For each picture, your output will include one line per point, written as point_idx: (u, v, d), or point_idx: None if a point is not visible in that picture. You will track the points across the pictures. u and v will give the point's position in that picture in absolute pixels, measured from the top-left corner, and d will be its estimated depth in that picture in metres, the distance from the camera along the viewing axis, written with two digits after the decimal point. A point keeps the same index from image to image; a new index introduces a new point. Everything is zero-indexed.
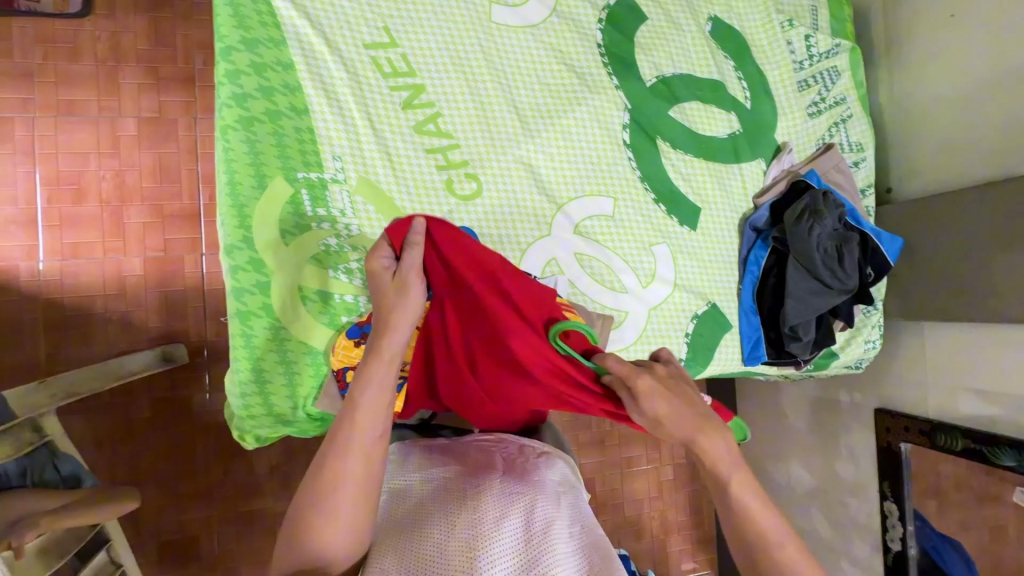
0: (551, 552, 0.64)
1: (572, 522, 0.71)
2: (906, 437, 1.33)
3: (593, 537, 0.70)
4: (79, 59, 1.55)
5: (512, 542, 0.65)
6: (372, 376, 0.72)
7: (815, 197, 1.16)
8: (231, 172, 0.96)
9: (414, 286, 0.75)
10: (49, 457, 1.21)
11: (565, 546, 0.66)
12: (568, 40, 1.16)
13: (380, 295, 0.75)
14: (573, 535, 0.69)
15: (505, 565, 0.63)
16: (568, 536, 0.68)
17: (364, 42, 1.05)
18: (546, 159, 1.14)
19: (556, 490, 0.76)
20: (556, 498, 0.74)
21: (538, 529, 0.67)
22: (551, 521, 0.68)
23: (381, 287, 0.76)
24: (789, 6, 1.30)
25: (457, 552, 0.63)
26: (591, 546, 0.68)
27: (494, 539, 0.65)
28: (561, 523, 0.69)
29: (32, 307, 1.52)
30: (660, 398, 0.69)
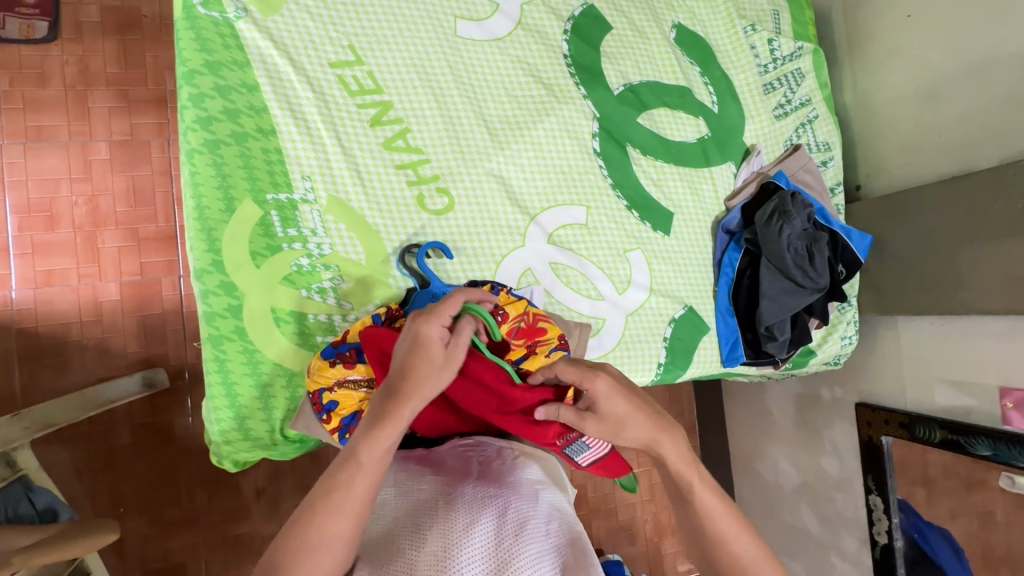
0: (524, 552, 0.65)
1: (547, 521, 0.72)
2: (886, 430, 1.35)
3: (567, 534, 0.71)
4: (47, 84, 1.54)
5: (484, 545, 0.66)
6: (381, 433, 0.66)
7: (783, 198, 1.18)
8: (199, 197, 0.96)
9: (456, 352, 0.70)
10: (25, 492, 1.20)
11: (539, 545, 0.67)
12: (535, 52, 1.17)
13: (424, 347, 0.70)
14: (547, 533, 0.70)
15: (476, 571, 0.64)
16: (544, 535, 0.69)
17: (329, 61, 1.05)
18: (517, 171, 1.14)
19: (532, 489, 0.77)
20: (531, 498, 0.74)
21: (511, 530, 0.68)
22: (524, 521, 0.69)
23: (427, 356, 0.68)
24: (751, 11, 1.33)
25: (428, 562, 0.64)
26: (564, 543, 0.70)
27: (467, 545, 0.65)
28: (535, 523, 0.70)
29: (5, 337, 1.49)
30: (622, 400, 0.66)
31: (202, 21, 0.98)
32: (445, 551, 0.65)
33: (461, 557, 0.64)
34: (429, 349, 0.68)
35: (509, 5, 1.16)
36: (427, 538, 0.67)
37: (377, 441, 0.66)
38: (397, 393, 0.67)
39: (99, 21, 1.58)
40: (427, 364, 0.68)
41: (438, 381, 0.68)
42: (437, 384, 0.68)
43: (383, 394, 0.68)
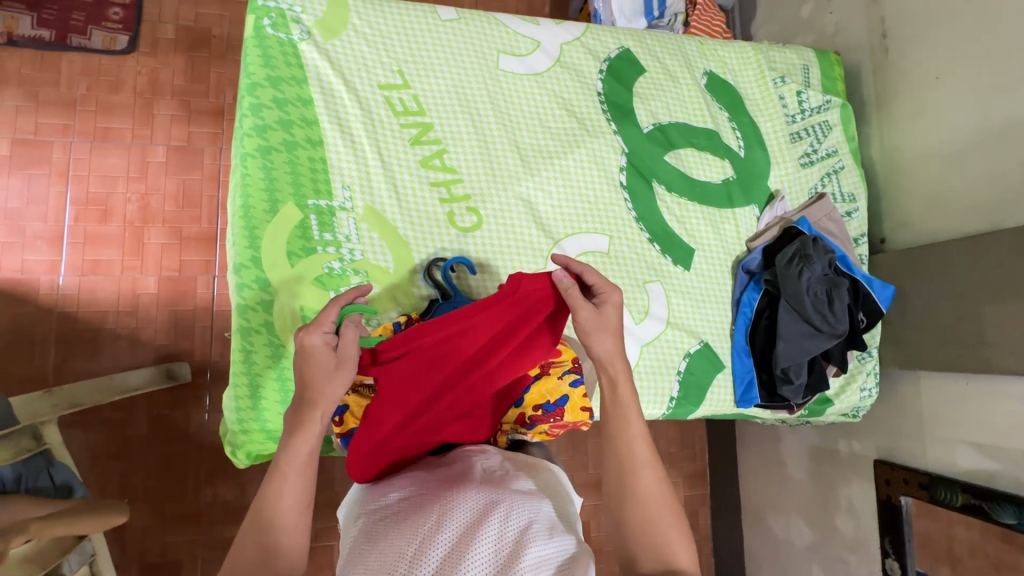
0: (522, 559, 0.66)
1: (547, 527, 0.72)
2: (906, 490, 1.31)
3: (567, 540, 0.72)
4: (119, 91, 1.68)
5: (485, 553, 0.67)
6: (295, 442, 0.75)
7: (805, 243, 1.19)
8: (246, 197, 1.03)
9: (349, 351, 0.78)
10: (46, 465, 1.24)
11: (538, 552, 0.68)
12: (571, 88, 1.24)
13: (316, 372, 0.76)
14: (549, 539, 0.70)
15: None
16: (544, 541, 0.70)
17: (379, 83, 1.13)
18: (545, 197, 1.19)
19: (534, 498, 0.77)
20: (532, 505, 0.75)
21: (511, 537, 0.69)
22: (526, 525, 0.70)
23: (316, 362, 0.76)
24: (781, 64, 1.38)
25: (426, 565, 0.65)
26: (567, 549, 0.70)
27: (466, 547, 0.67)
28: (536, 529, 0.71)
29: (47, 319, 1.57)
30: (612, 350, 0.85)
31: (269, 40, 1.08)
32: (444, 553, 0.66)
33: (459, 558, 0.66)
34: (315, 357, 0.76)
35: (549, 43, 1.24)
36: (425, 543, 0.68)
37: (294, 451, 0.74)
38: (298, 403, 0.76)
39: (173, 39, 1.73)
40: (318, 370, 0.76)
41: (338, 378, 0.77)
42: (339, 382, 0.77)
43: (292, 410, 0.76)
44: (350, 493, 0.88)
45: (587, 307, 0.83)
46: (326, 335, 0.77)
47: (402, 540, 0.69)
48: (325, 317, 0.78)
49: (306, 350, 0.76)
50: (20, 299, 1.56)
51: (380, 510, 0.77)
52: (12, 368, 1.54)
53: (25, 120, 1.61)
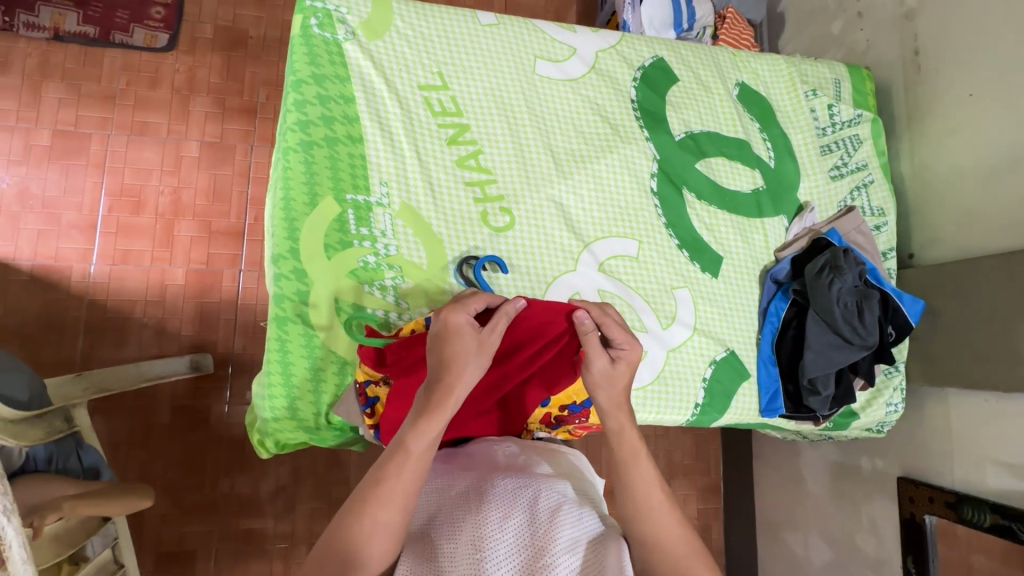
0: (558, 539, 0.68)
1: (575, 506, 0.74)
2: (931, 509, 1.29)
3: (594, 521, 0.74)
4: (157, 87, 1.72)
5: (519, 535, 0.69)
6: (424, 424, 0.73)
7: (836, 254, 1.19)
8: (287, 190, 1.06)
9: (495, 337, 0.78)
10: (75, 447, 1.26)
11: (570, 532, 0.70)
12: (605, 95, 1.26)
13: (460, 352, 0.76)
14: (580, 518, 0.72)
15: (511, 560, 0.67)
16: (575, 520, 0.72)
17: (418, 83, 1.16)
18: (576, 200, 1.21)
19: (559, 482, 0.79)
20: (558, 489, 0.77)
21: (543, 517, 0.71)
22: (556, 506, 0.72)
23: (462, 340, 0.76)
24: (812, 77, 1.39)
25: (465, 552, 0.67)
26: (594, 527, 0.73)
27: (500, 533, 0.68)
28: (566, 510, 0.73)
29: (78, 306, 1.61)
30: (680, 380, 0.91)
31: (315, 39, 1.11)
32: (481, 537, 0.68)
33: (494, 544, 0.67)
34: (462, 335, 0.77)
35: (586, 50, 1.26)
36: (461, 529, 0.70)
37: (422, 431, 0.72)
38: (434, 384, 0.75)
39: (211, 38, 1.78)
40: (462, 351, 0.76)
41: (477, 365, 0.76)
42: (476, 369, 0.76)
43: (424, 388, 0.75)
44: None
45: (603, 358, 0.81)
46: (468, 316, 0.78)
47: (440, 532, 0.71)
48: (470, 301, 0.80)
49: (451, 326, 0.77)
50: (53, 286, 1.60)
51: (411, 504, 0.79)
52: (42, 352, 1.58)
53: (66, 112, 1.66)
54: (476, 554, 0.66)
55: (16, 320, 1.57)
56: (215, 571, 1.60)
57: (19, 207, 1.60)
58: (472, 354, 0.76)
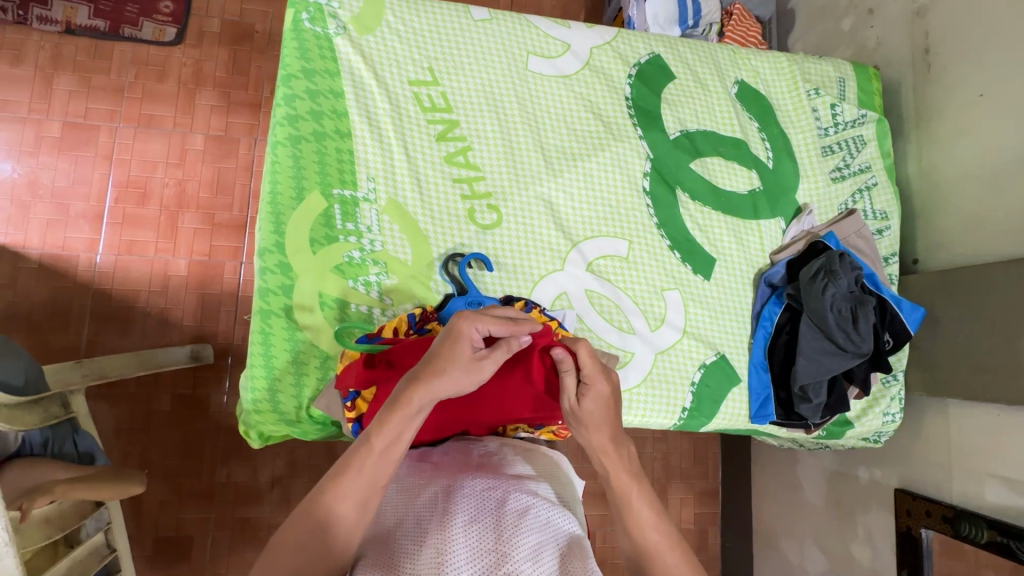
0: (522, 545, 0.67)
1: (545, 509, 0.74)
2: (928, 523, 1.25)
3: (565, 524, 0.73)
4: (164, 80, 1.75)
5: (484, 539, 0.67)
6: (393, 421, 0.71)
7: (831, 258, 1.15)
8: (275, 184, 1.06)
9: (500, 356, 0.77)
10: (71, 433, 1.28)
11: (538, 535, 0.69)
12: (598, 92, 1.24)
13: (451, 361, 0.74)
14: (547, 525, 0.71)
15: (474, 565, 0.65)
16: (543, 525, 0.71)
17: (408, 79, 1.16)
18: (566, 199, 1.19)
19: (530, 483, 0.79)
20: (530, 490, 0.76)
21: (509, 520, 0.69)
22: (524, 510, 0.71)
23: (458, 352, 0.74)
24: (816, 76, 1.35)
25: (430, 557, 0.65)
26: (563, 532, 0.72)
27: (468, 534, 0.67)
28: (535, 512, 0.72)
29: (83, 294, 1.64)
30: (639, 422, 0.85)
31: (305, 33, 1.11)
32: (445, 541, 0.66)
33: (459, 544, 0.66)
34: (460, 345, 0.75)
35: (580, 47, 1.24)
36: (427, 535, 0.68)
37: (388, 425, 0.71)
38: (415, 379, 0.74)
39: (217, 32, 1.80)
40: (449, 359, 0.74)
41: (456, 378, 0.74)
42: (452, 382, 0.74)
43: (406, 382, 0.74)
44: None
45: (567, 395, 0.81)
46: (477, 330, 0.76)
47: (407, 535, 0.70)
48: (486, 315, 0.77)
49: (457, 334, 0.75)
50: (59, 274, 1.63)
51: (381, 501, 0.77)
52: (47, 338, 1.61)
53: (77, 104, 1.69)
54: (439, 557, 0.64)
55: (23, 306, 1.61)
56: (210, 558, 1.63)
57: (29, 196, 1.64)
58: (461, 373, 0.74)
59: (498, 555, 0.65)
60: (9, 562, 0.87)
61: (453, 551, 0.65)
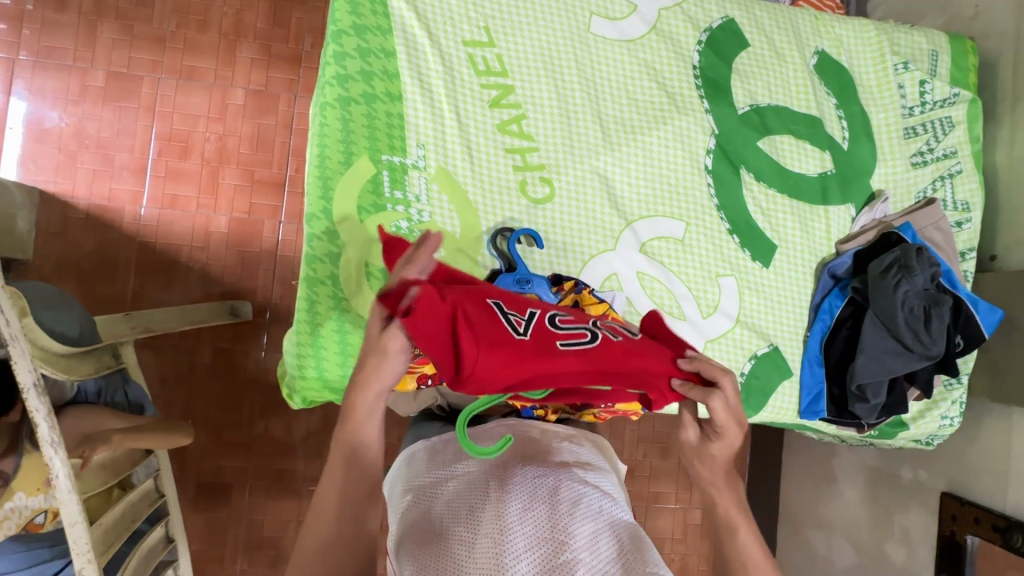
0: (579, 535, 0.66)
1: (598, 499, 0.72)
2: (975, 530, 1.21)
3: (618, 514, 0.72)
4: (206, 31, 1.71)
5: (541, 527, 0.66)
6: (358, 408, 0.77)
7: (908, 251, 1.08)
8: (323, 147, 1.02)
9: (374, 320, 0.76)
10: (122, 383, 1.33)
11: (593, 524, 0.68)
12: (663, 58, 1.15)
13: (371, 343, 0.75)
14: (601, 515, 0.70)
15: (532, 553, 0.63)
16: (597, 515, 0.70)
17: (463, 39, 1.09)
18: (623, 175, 1.13)
19: (579, 471, 0.78)
20: (581, 479, 0.75)
21: (564, 510, 0.68)
22: (578, 499, 0.70)
23: (376, 335, 0.74)
24: (905, 47, 1.23)
25: (486, 545, 0.64)
26: (618, 521, 0.71)
27: (522, 520, 0.66)
28: (588, 502, 0.71)
29: (129, 245, 1.67)
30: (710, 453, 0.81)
31: None
32: (501, 529, 0.65)
33: (515, 533, 0.65)
34: (376, 329, 0.75)
35: (648, 8, 1.15)
36: (482, 519, 0.67)
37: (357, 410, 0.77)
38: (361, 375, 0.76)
39: None
40: (372, 343, 0.75)
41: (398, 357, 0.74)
42: (395, 360, 0.74)
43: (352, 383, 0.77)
44: (395, 467, 0.86)
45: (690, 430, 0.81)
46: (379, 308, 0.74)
47: (459, 519, 0.68)
48: (381, 296, 0.74)
49: (366, 318, 0.75)
50: (106, 225, 1.66)
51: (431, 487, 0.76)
52: (95, 287, 1.65)
53: (120, 54, 1.67)
54: (496, 545, 0.63)
55: (72, 255, 1.64)
56: (248, 505, 1.70)
57: (75, 145, 1.65)
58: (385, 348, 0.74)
59: (557, 543, 0.64)
60: (72, 509, 0.90)
61: (510, 537, 0.64)
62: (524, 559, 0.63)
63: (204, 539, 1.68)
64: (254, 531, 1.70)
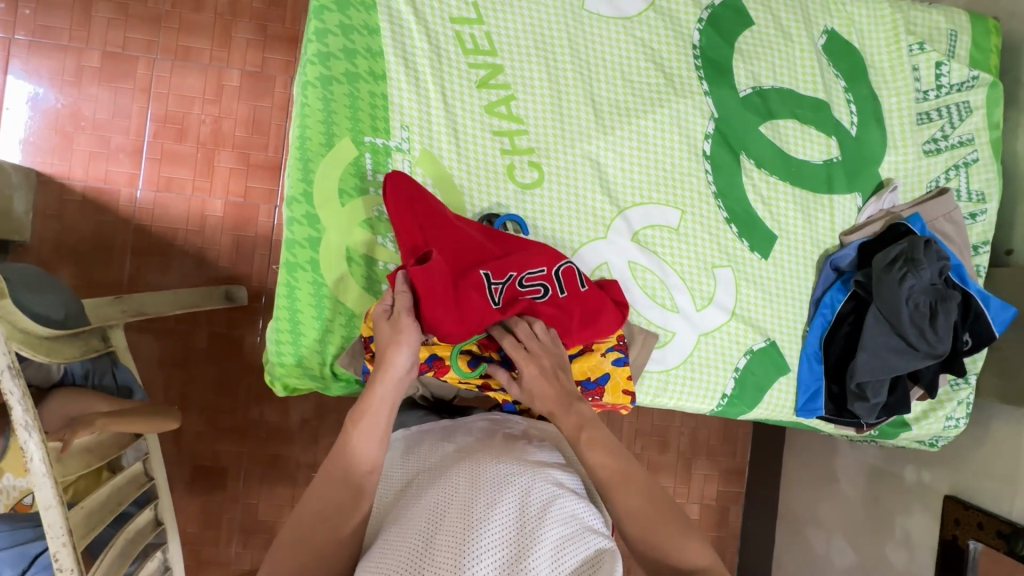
0: (545, 540, 0.63)
1: (569, 502, 0.69)
2: (978, 535, 1.17)
3: (590, 520, 0.70)
4: (201, 10, 1.67)
5: (507, 529, 0.63)
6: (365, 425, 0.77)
7: (915, 244, 1.02)
8: (303, 128, 0.99)
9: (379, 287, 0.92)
10: (110, 366, 1.32)
11: (562, 529, 0.66)
12: (661, 37, 1.09)
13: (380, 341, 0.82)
14: (571, 519, 0.67)
15: (495, 556, 0.61)
16: (567, 519, 0.67)
17: (451, 15, 1.04)
18: (616, 160, 1.08)
19: (554, 471, 0.75)
20: (555, 480, 0.72)
21: (533, 513, 0.66)
22: (549, 502, 0.67)
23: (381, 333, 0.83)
24: (922, 27, 1.16)
25: (448, 544, 0.61)
26: (588, 526, 0.68)
27: (489, 520, 0.64)
28: (559, 504, 0.68)
29: (124, 228, 1.65)
30: None
31: None
32: (466, 528, 0.62)
33: (480, 532, 0.62)
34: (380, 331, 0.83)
35: None
36: (447, 517, 0.64)
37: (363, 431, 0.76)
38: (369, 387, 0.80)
39: None
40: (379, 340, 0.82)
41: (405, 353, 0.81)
42: (401, 350, 0.80)
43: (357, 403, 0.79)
44: None
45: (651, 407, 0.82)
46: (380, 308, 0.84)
47: (424, 515, 0.66)
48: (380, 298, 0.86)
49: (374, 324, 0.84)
50: (102, 207, 1.65)
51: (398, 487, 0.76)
52: (91, 270, 1.64)
53: (115, 34, 1.64)
54: (459, 544, 0.61)
55: (69, 237, 1.63)
56: (243, 489, 1.70)
57: (71, 126, 1.63)
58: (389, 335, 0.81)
59: (522, 549, 0.62)
60: (48, 492, 0.89)
61: (474, 536, 0.61)
62: (487, 561, 0.60)
63: (200, 522, 1.69)
64: (248, 515, 1.71)
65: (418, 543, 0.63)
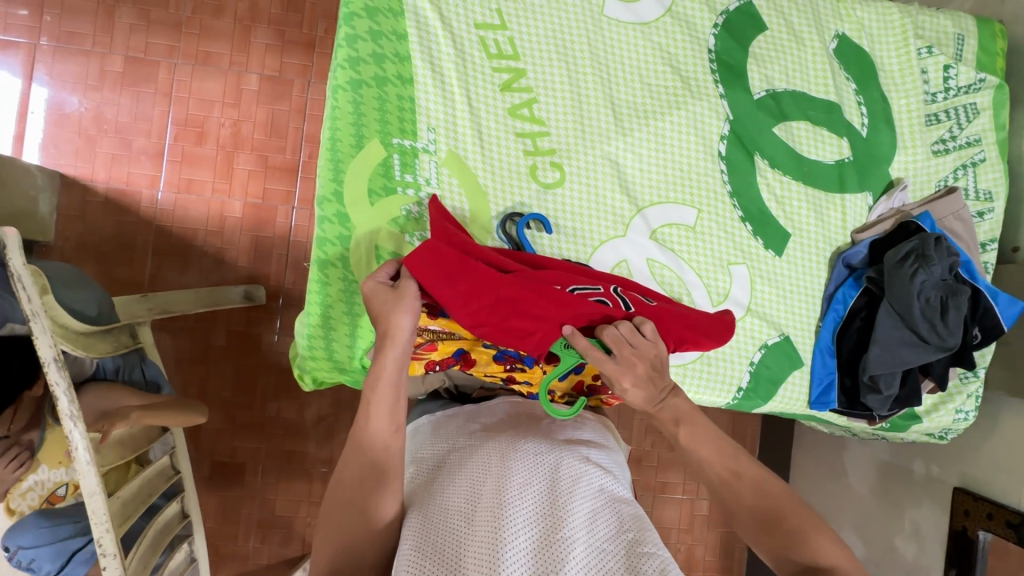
0: (577, 512, 0.67)
1: (597, 478, 0.73)
2: (988, 526, 1.19)
3: (618, 494, 0.73)
4: (221, 16, 1.72)
5: (540, 503, 0.67)
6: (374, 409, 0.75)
7: (926, 241, 1.05)
8: (334, 129, 1.02)
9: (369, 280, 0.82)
10: (139, 362, 1.33)
11: (592, 503, 0.69)
12: (678, 41, 1.13)
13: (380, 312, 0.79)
14: (599, 493, 0.71)
15: (530, 528, 0.64)
16: (596, 494, 0.70)
17: (476, 21, 1.08)
18: (634, 160, 1.12)
19: (583, 449, 0.78)
20: (583, 458, 0.76)
21: (563, 488, 0.69)
22: (578, 478, 0.71)
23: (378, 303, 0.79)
24: (930, 32, 1.20)
25: (486, 518, 0.65)
26: (616, 499, 0.72)
27: (523, 495, 0.67)
28: (588, 480, 0.72)
29: (146, 228, 1.69)
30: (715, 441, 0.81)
31: None
32: (502, 502, 0.66)
33: (515, 507, 0.65)
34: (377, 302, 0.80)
35: None
36: (484, 492, 0.68)
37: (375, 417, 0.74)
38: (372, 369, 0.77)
39: None
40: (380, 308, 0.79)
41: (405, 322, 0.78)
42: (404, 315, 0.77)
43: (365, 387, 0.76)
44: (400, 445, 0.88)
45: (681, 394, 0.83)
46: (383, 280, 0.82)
47: (460, 491, 0.69)
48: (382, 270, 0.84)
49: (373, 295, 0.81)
50: (124, 208, 1.69)
51: (432, 463, 0.79)
52: (113, 269, 1.68)
53: (137, 39, 1.69)
54: (496, 518, 0.64)
55: (92, 237, 1.67)
56: (261, 484, 1.74)
57: (95, 130, 1.67)
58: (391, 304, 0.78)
59: (555, 520, 0.65)
60: (91, 480, 0.92)
61: (510, 511, 0.65)
62: (524, 534, 0.63)
63: (218, 517, 1.72)
64: (266, 510, 1.74)
65: (457, 518, 0.66)
